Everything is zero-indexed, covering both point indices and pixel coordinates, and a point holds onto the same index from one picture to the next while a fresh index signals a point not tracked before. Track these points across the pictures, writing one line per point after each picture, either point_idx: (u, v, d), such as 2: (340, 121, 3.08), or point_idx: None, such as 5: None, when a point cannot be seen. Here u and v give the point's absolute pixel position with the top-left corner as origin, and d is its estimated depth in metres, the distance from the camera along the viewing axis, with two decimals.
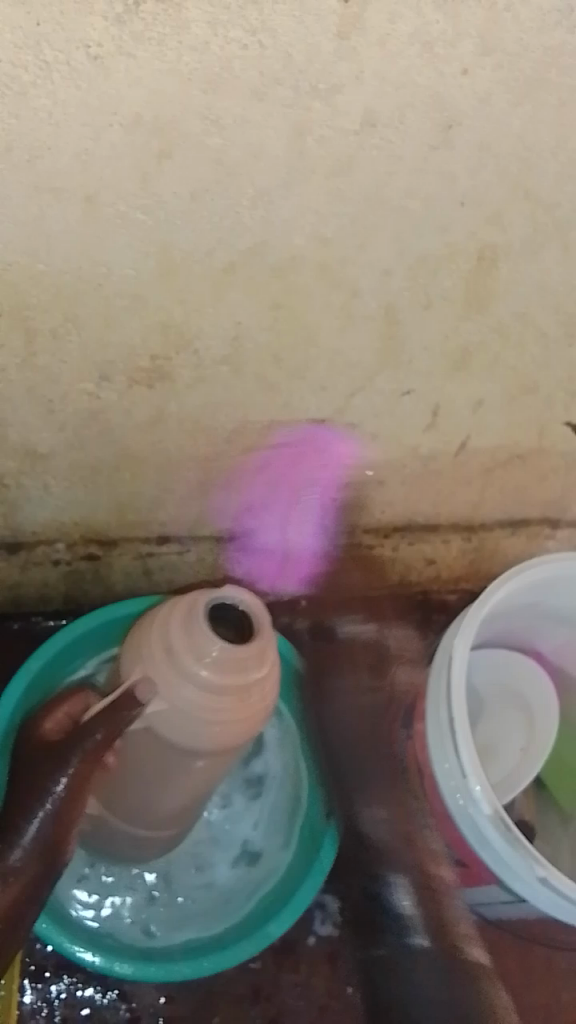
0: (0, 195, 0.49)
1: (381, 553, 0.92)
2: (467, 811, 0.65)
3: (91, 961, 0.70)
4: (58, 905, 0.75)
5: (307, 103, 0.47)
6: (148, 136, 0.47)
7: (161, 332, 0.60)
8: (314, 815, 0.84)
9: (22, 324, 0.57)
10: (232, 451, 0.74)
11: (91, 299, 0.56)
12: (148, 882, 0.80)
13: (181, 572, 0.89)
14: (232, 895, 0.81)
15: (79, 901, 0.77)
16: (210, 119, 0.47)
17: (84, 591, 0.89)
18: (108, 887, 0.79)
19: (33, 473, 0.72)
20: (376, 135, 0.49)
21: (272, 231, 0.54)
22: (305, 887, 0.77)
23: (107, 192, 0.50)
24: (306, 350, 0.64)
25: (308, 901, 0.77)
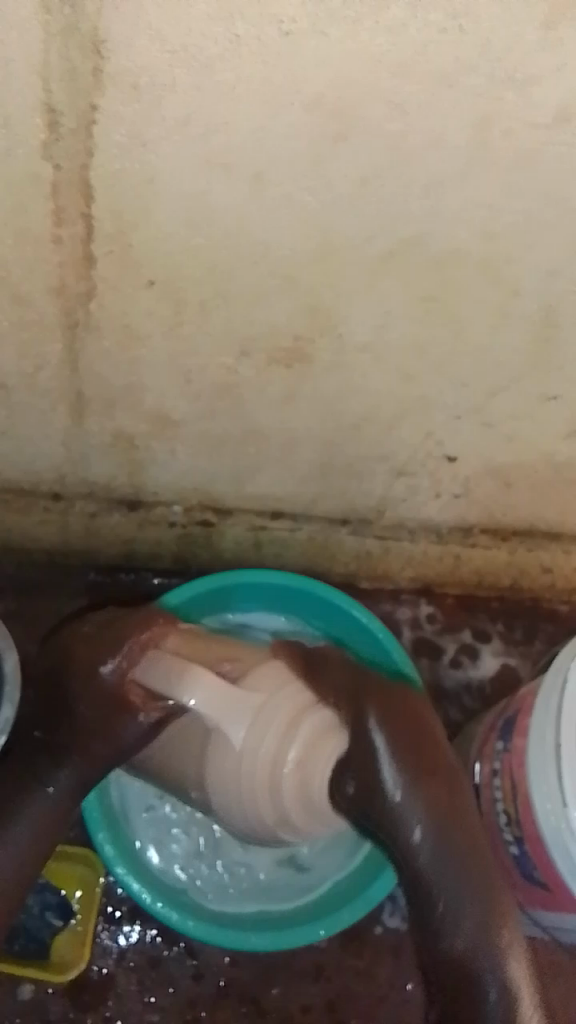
0: (170, 167, 0.48)
1: (495, 555, 0.89)
2: (561, 839, 0.62)
3: (168, 915, 0.74)
4: (134, 850, 0.78)
5: (499, 92, 0.44)
6: (326, 117, 0.45)
7: (308, 313, 0.59)
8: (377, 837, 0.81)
9: (173, 295, 0.57)
10: (359, 439, 0.72)
11: (244, 275, 0.55)
12: (197, 839, 0.81)
13: (291, 548, 0.89)
14: (273, 889, 0.81)
15: (150, 844, 0.80)
16: (395, 103, 0.45)
17: (194, 554, 0.90)
18: (168, 834, 0.81)
19: (163, 438, 0.72)
20: (568, 131, 0.46)
21: (439, 221, 0.51)
22: (366, 893, 0.76)
23: (277, 170, 0.48)
24: (453, 346, 0.61)
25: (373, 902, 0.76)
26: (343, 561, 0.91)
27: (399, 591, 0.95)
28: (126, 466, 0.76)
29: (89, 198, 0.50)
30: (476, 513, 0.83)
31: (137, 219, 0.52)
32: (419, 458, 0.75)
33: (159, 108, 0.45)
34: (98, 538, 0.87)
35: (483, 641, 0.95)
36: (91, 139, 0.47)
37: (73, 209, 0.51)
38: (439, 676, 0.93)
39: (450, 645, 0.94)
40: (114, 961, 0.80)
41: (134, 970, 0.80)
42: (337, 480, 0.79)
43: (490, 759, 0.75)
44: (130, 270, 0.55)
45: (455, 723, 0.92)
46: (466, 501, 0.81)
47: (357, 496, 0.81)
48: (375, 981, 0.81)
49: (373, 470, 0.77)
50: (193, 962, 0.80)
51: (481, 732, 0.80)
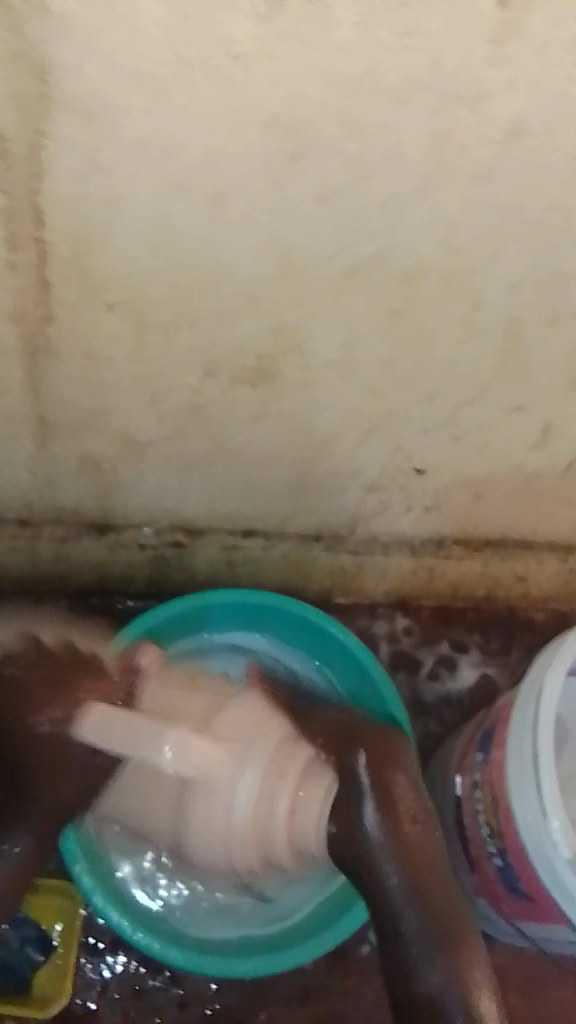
0: (126, 190, 0.48)
1: (470, 566, 0.89)
2: (543, 849, 0.62)
3: (149, 946, 0.72)
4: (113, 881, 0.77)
5: (451, 109, 0.44)
6: (280, 137, 0.45)
7: (272, 332, 0.58)
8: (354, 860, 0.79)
9: (134, 317, 0.57)
10: (329, 455, 0.72)
11: (205, 295, 0.55)
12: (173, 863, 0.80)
13: (264, 566, 0.88)
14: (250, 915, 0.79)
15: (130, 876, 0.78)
16: (348, 122, 0.45)
17: (167, 576, 0.89)
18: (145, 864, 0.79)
19: (130, 460, 0.72)
20: (521, 146, 0.46)
21: (397, 238, 0.51)
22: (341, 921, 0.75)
23: (233, 190, 0.48)
24: (418, 360, 0.61)
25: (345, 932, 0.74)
26: (318, 577, 0.91)
27: (375, 605, 0.95)
28: (94, 490, 0.75)
29: (44, 222, 0.50)
30: (448, 525, 0.83)
31: (94, 243, 0.51)
32: (389, 472, 0.75)
33: (113, 132, 0.45)
34: (69, 563, 0.86)
35: (461, 652, 0.95)
36: (43, 164, 0.47)
37: (29, 234, 0.51)
38: (418, 689, 0.93)
39: (428, 658, 0.94)
40: (97, 994, 0.78)
41: (118, 1002, 0.78)
42: (308, 497, 0.78)
43: (470, 772, 0.74)
44: (89, 293, 0.55)
45: (436, 736, 0.92)
46: (439, 513, 0.81)
47: (330, 512, 0.81)
48: (364, 1003, 0.80)
49: (344, 485, 0.77)
50: (179, 991, 0.79)
51: (461, 745, 0.80)
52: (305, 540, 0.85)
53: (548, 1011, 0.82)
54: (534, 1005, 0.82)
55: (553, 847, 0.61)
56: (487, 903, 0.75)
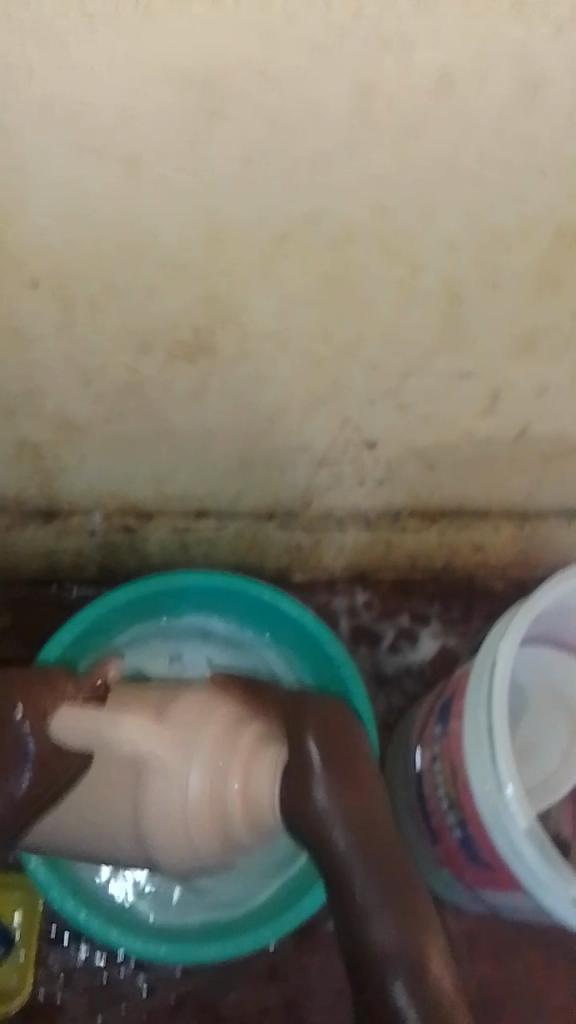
0: (38, 155, 0.45)
1: (426, 537, 0.88)
2: (501, 821, 0.62)
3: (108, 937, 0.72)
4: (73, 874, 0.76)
5: (376, 59, 0.42)
6: (197, 95, 0.43)
7: (205, 304, 0.56)
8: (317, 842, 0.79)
9: (59, 292, 0.54)
10: (275, 430, 0.70)
11: (132, 266, 0.53)
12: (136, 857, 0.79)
13: (219, 546, 0.87)
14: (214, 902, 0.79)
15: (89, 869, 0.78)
16: (268, 76, 0.42)
17: (119, 561, 0.87)
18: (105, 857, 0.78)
19: (70, 444, 0.69)
20: (449, 98, 0.44)
21: (328, 200, 0.49)
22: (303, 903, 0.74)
23: (152, 153, 0.46)
24: (359, 328, 0.59)
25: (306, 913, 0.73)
26: (275, 555, 0.89)
27: (334, 581, 0.94)
28: (35, 476, 0.73)
29: None
30: (402, 496, 0.82)
31: (9, 214, 0.49)
32: (338, 445, 0.73)
33: (16, 91, 0.42)
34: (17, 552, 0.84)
35: (422, 623, 0.94)
36: None
37: None
38: (380, 662, 0.92)
39: (389, 631, 0.93)
40: (61, 984, 0.78)
41: (82, 990, 0.78)
42: (258, 474, 0.76)
43: (430, 745, 0.74)
44: (8, 268, 0.52)
45: (399, 709, 0.91)
46: (392, 485, 0.80)
47: (281, 489, 0.79)
48: (334, 979, 0.80)
49: (294, 460, 0.75)
50: (144, 978, 0.78)
51: (421, 718, 0.79)
52: (258, 518, 0.83)
53: (516, 975, 0.82)
54: (502, 969, 0.83)
55: (510, 816, 0.61)
56: (451, 875, 0.75)
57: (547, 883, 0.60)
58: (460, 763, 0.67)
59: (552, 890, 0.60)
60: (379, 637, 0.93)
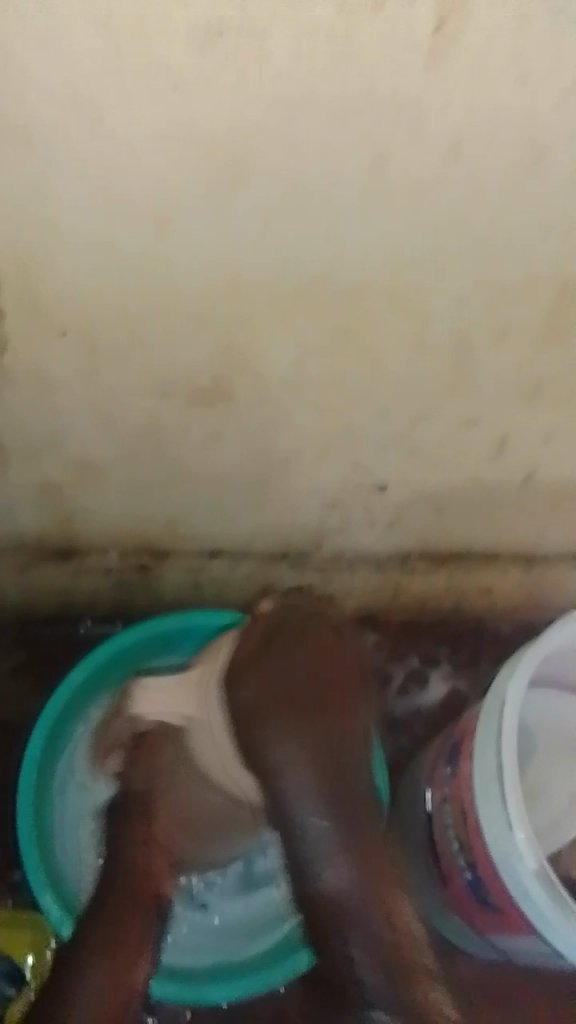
0: (73, 217, 0.49)
1: (435, 580, 0.90)
2: (511, 863, 0.63)
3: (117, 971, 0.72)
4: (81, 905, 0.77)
5: (390, 131, 0.45)
6: (223, 161, 0.46)
7: (225, 354, 0.59)
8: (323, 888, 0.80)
9: (87, 341, 0.57)
10: (289, 475, 0.73)
11: (157, 318, 0.56)
12: None
13: (231, 587, 0.89)
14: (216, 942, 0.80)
15: None
16: (289, 145, 0.46)
17: (134, 601, 0.89)
18: None
19: (91, 485, 0.72)
20: (459, 165, 0.47)
21: (344, 258, 0.52)
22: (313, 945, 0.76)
23: (180, 215, 0.49)
24: (371, 377, 0.62)
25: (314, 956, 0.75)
26: None
27: None
28: (56, 516, 0.75)
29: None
30: (411, 539, 0.84)
31: (43, 271, 0.52)
32: (350, 488, 0.75)
33: (56, 161, 0.46)
34: (34, 590, 0.86)
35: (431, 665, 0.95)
36: None
37: None
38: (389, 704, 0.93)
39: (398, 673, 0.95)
40: None
41: None
42: (272, 516, 0.79)
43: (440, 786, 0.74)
44: (40, 320, 0.55)
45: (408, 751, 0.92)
46: (401, 529, 0.82)
47: (294, 531, 0.81)
48: None
49: (307, 504, 0.77)
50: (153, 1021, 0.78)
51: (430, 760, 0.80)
52: (270, 559, 0.85)
53: None
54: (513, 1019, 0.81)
55: (519, 857, 0.62)
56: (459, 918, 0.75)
57: (556, 927, 0.61)
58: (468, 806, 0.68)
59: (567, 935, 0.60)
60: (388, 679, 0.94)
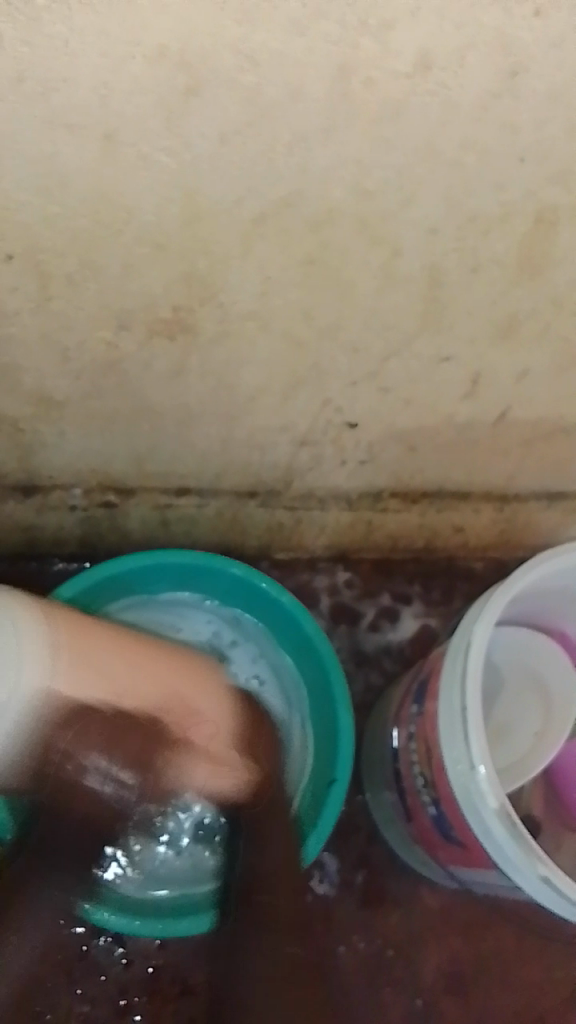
0: (12, 129, 0.45)
1: (407, 518, 0.89)
2: (473, 801, 0.63)
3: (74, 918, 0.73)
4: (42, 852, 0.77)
5: (355, 39, 0.42)
6: (173, 71, 0.42)
7: (184, 282, 0.56)
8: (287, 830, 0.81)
9: (36, 267, 0.54)
10: (256, 411, 0.70)
11: (109, 244, 0.52)
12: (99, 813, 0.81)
13: (200, 525, 0.87)
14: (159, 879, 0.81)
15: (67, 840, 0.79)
16: (244, 53, 0.42)
17: (100, 538, 0.87)
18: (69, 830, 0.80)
19: (49, 420, 0.69)
20: (430, 79, 0.44)
21: (307, 181, 0.49)
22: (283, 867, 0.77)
23: (128, 130, 0.45)
24: (339, 309, 0.59)
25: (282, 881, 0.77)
26: (256, 533, 0.90)
27: (316, 559, 0.95)
28: (16, 451, 0.73)
29: None
30: (383, 476, 0.82)
31: None
32: (320, 426, 0.73)
33: None
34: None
35: (403, 603, 0.95)
36: None
37: None
38: (359, 640, 0.94)
39: (369, 610, 0.95)
40: (40, 959, 0.78)
41: (61, 962, 0.79)
42: (239, 454, 0.76)
43: (406, 725, 0.75)
44: None
45: (378, 686, 0.92)
46: (373, 467, 0.80)
47: (262, 468, 0.79)
48: None
49: (275, 441, 0.75)
50: (123, 949, 0.80)
51: (397, 699, 0.80)
52: (239, 498, 0.83)
53: (488, 948, 0.83)
54: (473, 942, 0.84)
55: (481, 797, 0.62)
56: (424, 851, 0.76)
57: (517, 862, 0.61)
58: (434, 746, 0.68)
59: (528, 871, 0.61)
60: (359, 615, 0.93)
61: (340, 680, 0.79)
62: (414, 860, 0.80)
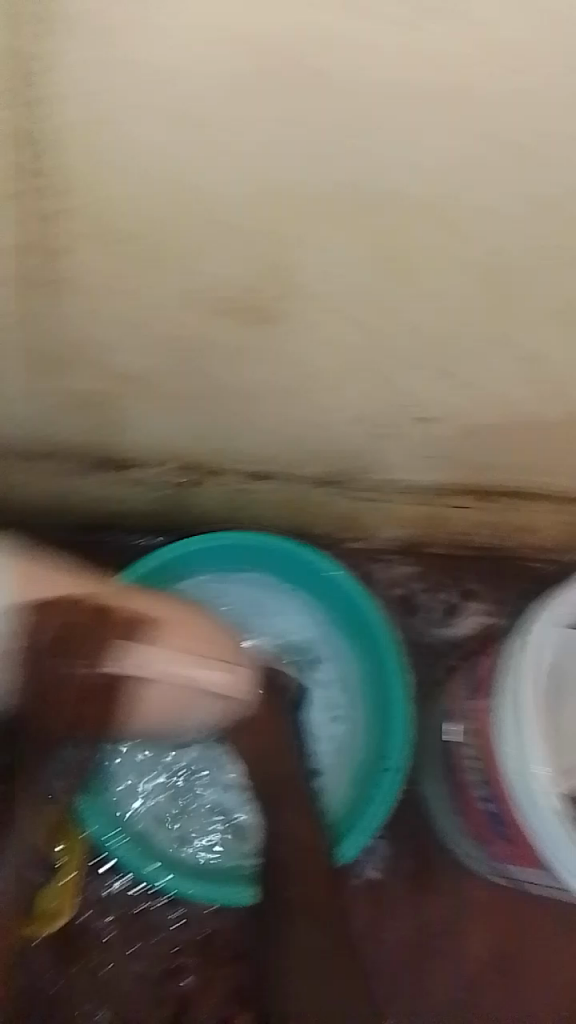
0: (98, 138, 0.46)
1: (478, 514, 0.89)
2: (527, 801, 0.63)
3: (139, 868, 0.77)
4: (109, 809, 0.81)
5: (449, 31, 0.39)
6: (245, 63, 0.40)
7: (269, 272, 0.57)
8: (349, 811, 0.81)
9: (128, 254, 0.56)
10: (331, 401, 0.71)
11: (198, 233, 0.54)
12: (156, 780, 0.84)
13: (272, 508, 0.89)
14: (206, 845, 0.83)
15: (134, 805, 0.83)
16: (330, 50, 0.40)
17: (177, 514, 0.91)
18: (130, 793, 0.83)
19: (133, 399, 0.71)
20: None
21: (392, 188, 0.47)
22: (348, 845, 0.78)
23: (213, 134, 0.45)
24: (418, 303, 0.60)
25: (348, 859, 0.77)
26: (326, 519, 0.91)
27: (383, 549, 0.96)
28: (98, 428, 0.75)
29: (28, 157, 0.47)
30: (454, 472, 0.82)
31: (79, 181, 0.48)
32: (394, 418, 0.73)
33: (62, 47, 0.40)
34: (83, 497, 0.88)
35: (464, 597, 0.96)
36: (28, 91, 0.43)
37: (8, 165, 0.47)
38: (418, 631, 0.95)
39: (434, 602, 0.95)
40: (99, 911, 0.83)
41: (116, 920, 0.83)
42: (313, 442, 0.78)
43: (461, 717, 0.76)
44: (79, 230, 0.52)
45: (438, 678, 0.93)
46: (444, 461, 0.80)
47: (333, 457, 0.80)
48: (353, 928, 0.83)
49: (347, 431, 0.76)
50: (176, 911, 0.83)
51: (454, 691, 0.81)
52: (312, 485, 0.85)
53: (533, 945, 0.84)
54: (515, 937, 0.84)
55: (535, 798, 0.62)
56: (475, 845, 0.76)
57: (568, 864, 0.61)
58: (490, 744, 0.68)
59: None
60: (422, 606, 0.94)
61: (401, 668, 0.81)
62: (465, 852, 0.82)
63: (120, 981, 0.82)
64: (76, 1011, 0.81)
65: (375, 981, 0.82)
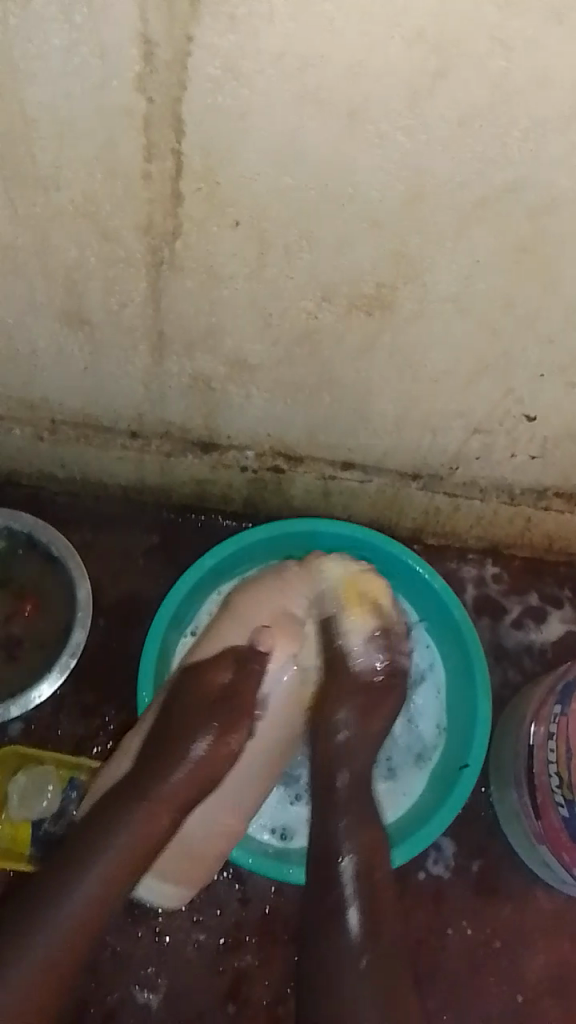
0: (263, 101, 0.48)
1: (568, 519, 0.88)
2: None
3: None
4: None
5: None
6: (425, 54, 0.44)
7: (393, 261, 0.58)
8: (422, 806, 0.82)
9: (258, 235, 0.57)
10: (436, 395, 0.71)
11: (331, 216, 0.55)
12: None
13: (359, 500, 0.89)
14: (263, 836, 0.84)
15: None
16: (498, 39, 0.43)
17: (263, 501, 0.92)
18: None
19: (239, 381, 0.73)
20: None
21: (537, 169, 0.50)
22: (423, 830, 0.77)
23: (371, 108, 0.47)
24: (542, 299, 0.59)
25: (425, 845, 0.76)
26: (411, 515, 0.91)
27: (465, 550, 0.96)
28: (203, 407, 0.77)
29: (177, 133, 0.51)
30: (552, 473, 0.81)
31: (225, 157, 0.51)
32: (496, 415, 0.73)
33: (255, 37, 0.44)
34: (173, 479, 0.89)
35: (551, 605, 0.94)
36: (183, 72, 0.47)
37: (163, 143, 0.51)
38: (500, 635, 0.93)
39: (515, 607, 0.94)
40: None
41: None
42: (409, 435, 0.78)
43: (546, 721, 0.75)
44: (216, 209, 0.55)
45: (514, 684, 0.92)
46: (542, 462, 0.80)
47: (430, 452, 0.80)
48: (414, 925, 0.82)
49: (448, 426, 0.75)
50: (240, 888, 0.84)
51: (537, 694, 0.80)
52: (401, 479, 0.85)
53: None
54: None
55: None
56: (548, 850, 0.76)
57: None
58: None
59: None
60: (502, 610, 0.93)
61: (480, 658, 0.81)
62: (534, 858, 0.81)
63: (182, 951, 0.82)
64: (139, 973, 0.81)
65: (433, 979, 0.81)
